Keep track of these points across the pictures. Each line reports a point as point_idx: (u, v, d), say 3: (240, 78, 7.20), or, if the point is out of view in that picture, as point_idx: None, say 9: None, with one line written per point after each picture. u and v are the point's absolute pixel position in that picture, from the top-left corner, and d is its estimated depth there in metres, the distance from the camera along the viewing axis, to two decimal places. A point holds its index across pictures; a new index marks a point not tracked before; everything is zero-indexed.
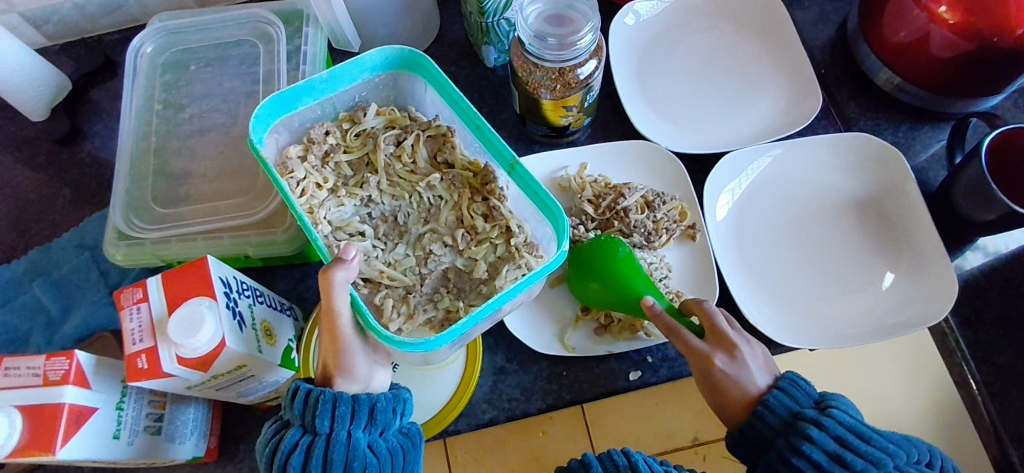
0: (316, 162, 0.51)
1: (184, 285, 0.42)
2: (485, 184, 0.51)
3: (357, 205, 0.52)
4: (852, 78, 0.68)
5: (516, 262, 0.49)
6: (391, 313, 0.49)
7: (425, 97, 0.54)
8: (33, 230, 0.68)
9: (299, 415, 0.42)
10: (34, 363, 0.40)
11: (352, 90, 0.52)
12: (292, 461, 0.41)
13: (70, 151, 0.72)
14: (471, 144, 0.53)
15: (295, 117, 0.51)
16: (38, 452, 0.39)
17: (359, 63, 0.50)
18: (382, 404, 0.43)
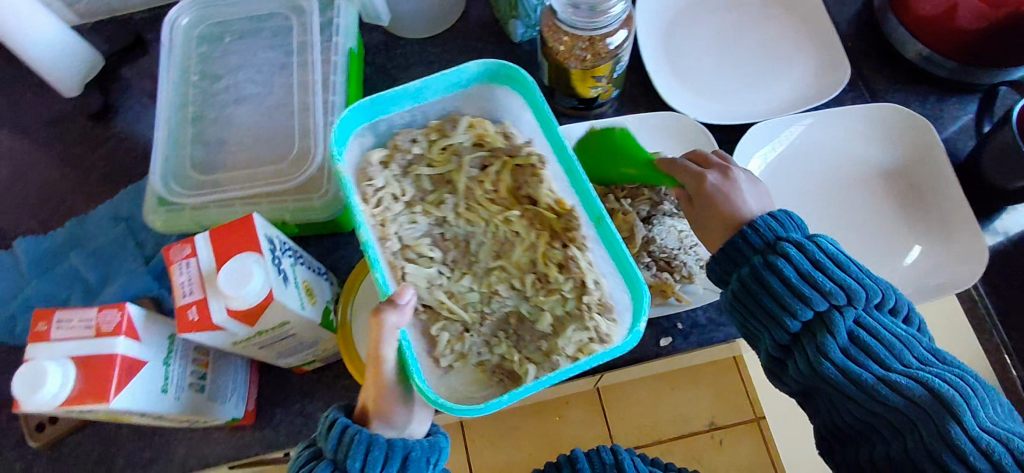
0: (397, 173, 0.53)
1: (232, 241, 0.43)
2: (567, 230, 0.51)
3: (431, 223, 0.54)
4: (879, 51, 0.69)
5: (584, 324, 0.49)
6: (444, 348, 0.50)
7: (523, 118, 0.54)
8: (71, 203, 0.70)
9: (333, 450, 0.43)
10: (87, 316, 0.42)
11: (450, 100, 0.53)
12: None
13: (103, 126, 0.73)
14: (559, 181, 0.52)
15: (387, 122, 0.52)
16: (93, 401, 0.40)
17: (457, 76, 0.51)
18: (416, 453, 0.44)
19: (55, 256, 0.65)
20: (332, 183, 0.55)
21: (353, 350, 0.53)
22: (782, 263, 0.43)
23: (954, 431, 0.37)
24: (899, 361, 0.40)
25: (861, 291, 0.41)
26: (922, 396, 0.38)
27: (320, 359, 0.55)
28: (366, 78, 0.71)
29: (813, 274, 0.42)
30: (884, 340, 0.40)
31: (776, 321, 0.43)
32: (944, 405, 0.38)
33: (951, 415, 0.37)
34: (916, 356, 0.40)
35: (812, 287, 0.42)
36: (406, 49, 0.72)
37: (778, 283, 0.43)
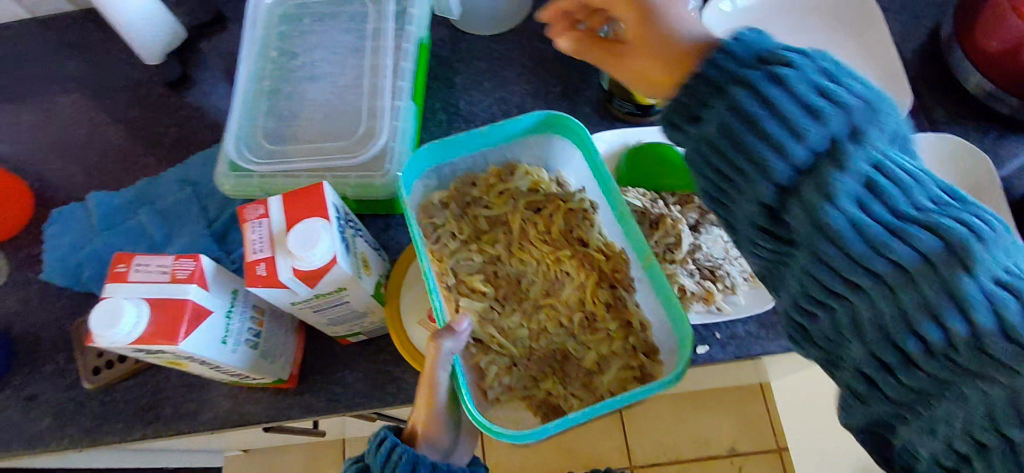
0: (456, 212, 0.59)
1: (303, 206, 0.45)
2: (618, 273, 0.55)
3: (485, 260, 0.58)
4: (941, 82, 0.68)
5: (630, 362, 0.53)
6: (492, 381, 0.53)
7: (577, 161, 0.58)
8: (142, 164, 0.74)
9: (381, 466, 0.45)
10: (164, 262, 0.45)
11: (507, 147, 0.58)
12: None
13: (179, 95, 0.77)
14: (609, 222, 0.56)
15: (449, 166, 0.57)
16: (162, 342, 0.43)
17: (516, 126, 0.55)
18: None
19: (124, 212, 0.69)
20: (394, 164, 0.57)
21: (399, 324, 0.54)
22: (747, 96, 0.37)
23: (967, 283, 0.32)
24: (897, 200, 0.34)
25: (867, 106, 0.35)
26: (925, 246, 0.33)
27: (365, 331, 0.57)
28: (431, 69, 0.73)
29: (832, 93, 0.36)
30: (887, 168, 0.35)
31: (768, 171, 0.37)
32: (957, 259, 0.32)
33: (966, 270, 0.32)
34: (929, 196, 0.34)
35: (803, 121, 0.35)
36: (471, 45, 0.74)
37: (751, 102, 0.37)
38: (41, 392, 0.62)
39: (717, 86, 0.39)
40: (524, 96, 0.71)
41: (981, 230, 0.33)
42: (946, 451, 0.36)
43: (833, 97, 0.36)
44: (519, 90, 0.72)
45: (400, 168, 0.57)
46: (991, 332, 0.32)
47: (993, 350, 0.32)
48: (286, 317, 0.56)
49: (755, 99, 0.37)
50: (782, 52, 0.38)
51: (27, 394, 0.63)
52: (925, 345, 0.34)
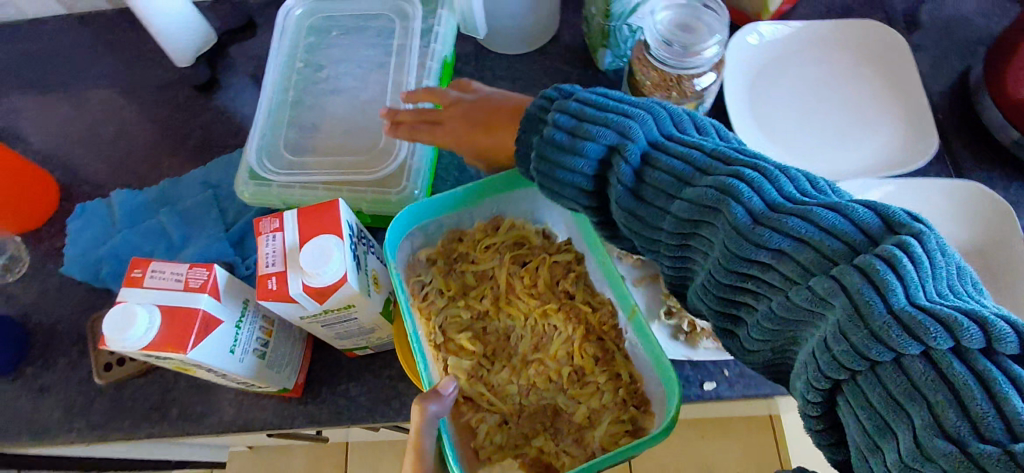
0: (443, 268, 0.58)
1: (317, 222, 0.45)
2: (606, 325, 0.54)
3: (473, 317, 0.56)
4: (970, 128, 0.67)
5: (621, 416, 0.51)
6: (483, 440, 0.52)
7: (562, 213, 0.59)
8: (166, 164, 0.75)
9: None
10: (178, 270, 0.45)
11: (494, 202, 0.58)
12: None
13: (206, 98, 0.79)
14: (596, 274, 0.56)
15: (437, 222, 0.58)
16: (171, 349, 0.43)
17: (502, 180, 0.56)
18: None
19: (145, 211, 0.70)
20: (411, 181, 0.58)
21: (405, 342, 0.54)
22: (558, 121, 0.43)
23: (759, 232, 0.34)
24: (694, 165, 0.38)
25: (612, 126, 0.41)
26: (736, 206, 0.35)
27: (371, 346, 0.57)
28: None
29: (581, 125, 0.42)
30: (679, 151, 0.39)
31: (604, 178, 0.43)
32: (710, 208, 0.36)
33: (717, 211, 0.36)
34: (733, 155, 0.38)
35: (588, 129, 0.42)
36: (495, 64, 0.74)
37: (558, 138, 0.43)
38: (53, 384, 0.64)
39: (540, 121, 0.46)
40: None
41: (786, 194, 0.35)
42: (807, 405, 0.33)
43: (623, 114, 0.42)
44: None
45: (417, 186, 0.58)
46: (775, 258, 0.34)
47: (794, 290, 0.33)
48: (294, 328, 0.56)
49: (572, 119, 0.43)
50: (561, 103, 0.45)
51: (40, 385, 0.64)
52: (763, 271, 0.34)
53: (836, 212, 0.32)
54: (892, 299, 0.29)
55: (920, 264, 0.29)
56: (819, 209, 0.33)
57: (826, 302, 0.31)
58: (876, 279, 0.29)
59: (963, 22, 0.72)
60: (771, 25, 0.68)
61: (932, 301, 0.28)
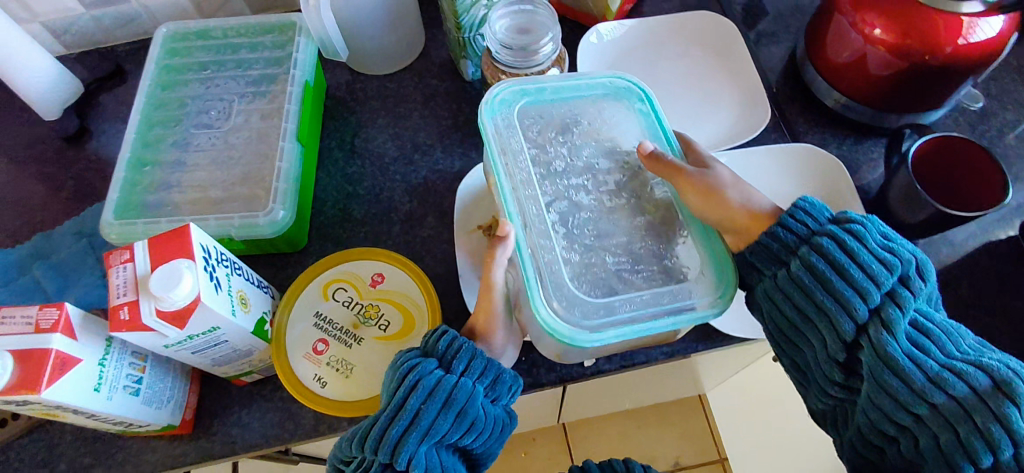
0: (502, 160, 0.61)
1: (167, 249, 0.46)
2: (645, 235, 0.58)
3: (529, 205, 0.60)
4: (803, 97, 0.74)
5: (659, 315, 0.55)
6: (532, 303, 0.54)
7: (588, 204, 0.53)
8: (40, 218, 0.73)
9: (440, 351, 0.49)
10: (28, 312, 0.45)
11: (546, 131, 0.56)
12: (422, 382, 0.47)
13: (78, 149, 0.78)
14: (627, 187, 0.54)
15: (550, 251, 0.50)
16: (25, 392, 0.43)
17: (625, 92, 0.58)
18: (505, 376, 0.50)
19: (19, 268, 0.69)
20: (277, 203, 0.59)
21: (285, 360, 0.55)
22: (820, 256, 0.47)
23: (799, 270, 0.48)
24: (801, 231, 0.49)
25: (866, 281, 0.45)
26: (827, 242, 0.47)
27: (256, 370, 0.58)
28: (327, 109, 0.75)
29: (847, 268, 0.46)
30: (797, 216, 0.49)
31: (846, 308, 0.45)
32: (881, 362, 0.44)
33: (879, 355, 0.44)
34: (916, 324, 0.44)
35: (841, 282, 0.46)
36: (366, 85, 0.77)
37: (822, 264, 0.47)
38: None
39: (792, 249, 0.49)
40: (417, 131, 0.74)
41: (927, 361, 0.43)
42: (896, 452, 0.45)
43: (840, 267, 0.46)
44: (413, 125, 0.74)
45: (282, 207, 0.59)
46: (947, 406, 0.42)
47: (956, 427, 0.41)
48: (173, 362, 0.56)
49: (828, 259, 0.47)
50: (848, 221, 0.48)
51: None
52: (955, 400, 0.42)
53: (975, 374, 0.41)
54: (872, 305, 0.45)
55: (998, 435, 0.40)
56: (974, 372, 0.42)
57: (951, 425, 0.42)
58: (979, 446, 0.41)
59: (790, 5, 0.79)
60: (609, 23, 0.74)
61: (1011, 456, 0.40)
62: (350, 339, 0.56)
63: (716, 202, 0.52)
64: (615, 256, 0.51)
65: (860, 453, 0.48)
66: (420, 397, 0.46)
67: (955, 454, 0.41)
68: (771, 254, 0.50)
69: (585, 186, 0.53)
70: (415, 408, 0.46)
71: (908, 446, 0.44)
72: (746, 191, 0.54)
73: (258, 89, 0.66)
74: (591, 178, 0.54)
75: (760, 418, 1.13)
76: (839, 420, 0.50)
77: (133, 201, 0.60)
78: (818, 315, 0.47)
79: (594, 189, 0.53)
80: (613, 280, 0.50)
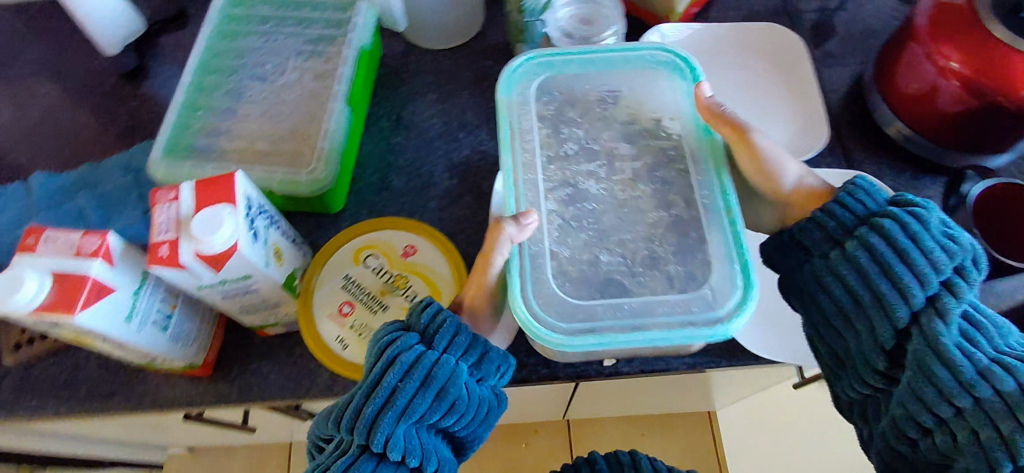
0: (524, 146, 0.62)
1: (212, 193, 0.47)
2: None
3: None
4: (863, 124, 0.71)
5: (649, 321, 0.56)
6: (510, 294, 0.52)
7: (596, 194, 0.53)
8: (90, 148, 0.75)
9: (422, 325, 0.49)
10: (71, 237, 0.46)
11: (568, 108, 0.56)
12: (402, 357, 0.47)
13: (135, 87, 0.79)
14: (652, 182, 0.54)
15: (539, 244, 0.50)
16: (61, 313, 0.44)
17: (670, 65, 0.57)
18: (491, 355, 0.50)
19: (66, 194, 0.71)
20: (320, 163, 0.59)
21: (310, 317, 0.55)
22: (879, 238, 0.47)
23: (856, 250, 0.48)
24: (858, 212, 0.50)
25: (926, 264, 0.45)
26: (888, 224, 0.47)
27: (281, 323, 0.59)
28: (379, 77, 0.75)
29: (906, 251, 0.46)
30: (856, 196, 0.50)
31: (901, 292, 0.46)
32: (930, 346, 0.44)
33: (929, 340, 0.44)
34: (966, 315, 0.45)
35: (900, 265, 0.46)
36: (420, 58, 0.77)
37: (884, 247, 0.47)
38: None
39: (850, 231, 0.49)
40: (465, 109, 0.74)
41: (975, 352, 0.44)
42: (932, 448, 0.46)
43: (901, 251, 0.46)
44: (462, 103, 0.74)
45: (326, 168, 0.59)
46: (990, 400, 0.42)
47: (998, 420, 0.42)
48: (201, 305, 0.57)
49: (889, 241, 0.47)
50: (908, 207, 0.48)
51: None
52: (1001, 395, 0.42)
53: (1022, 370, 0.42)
54: (929, 294, 0.45)
55: None
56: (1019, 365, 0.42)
57: (992, 419, 0.42)
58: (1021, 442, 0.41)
59: (862, 29, 0.77)
60: (673, 24, 0.73)
61: None
62: (376, 305, 0.56)
63: (774, 175, 0.55)
64: (611, 254, 0.51)
65: (892, 445, 0.48)
66: (398, 373, 0.47)
67: (994, 448, 0.42)
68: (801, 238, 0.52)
69: (596, 174, 0.54)
70: (392, 385, 0.46)
71: (944, 440, 0.44)
72: (798, 163, 0.56)
73: (315, 48, 0.66)
74: (605, 164, 0.55)
75: (770, 443, 1.11)
76: (873, 408, 0.50)
77: (182, 144, 0.61)
78: (871, 301, 0.47)
79: (604, 178, 0.54)
80: (612, 284, 0.50)
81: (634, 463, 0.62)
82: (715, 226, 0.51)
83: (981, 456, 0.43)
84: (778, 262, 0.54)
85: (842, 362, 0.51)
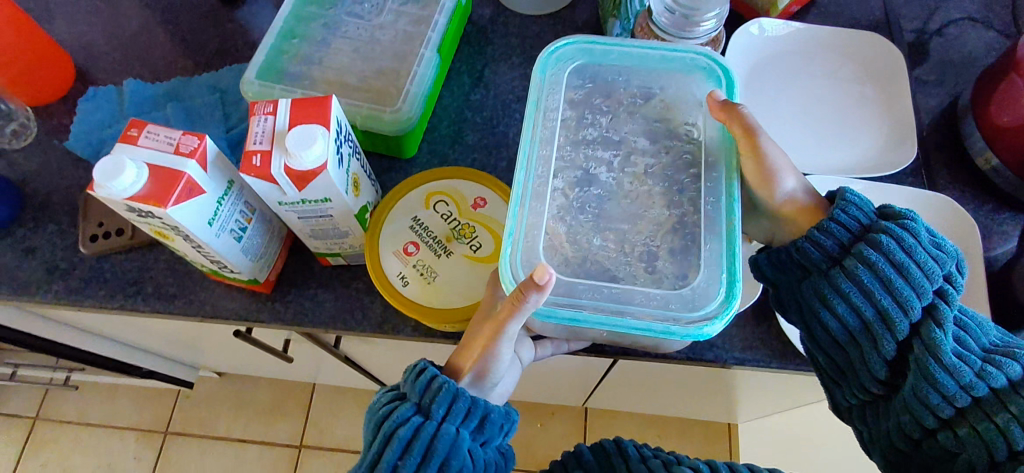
0: None
1: (308, 113, 0.48)
2: None
3: None
4: (951, 149, 0.69)
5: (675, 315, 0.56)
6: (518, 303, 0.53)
7: (604, 181, 0.51)
8: (181, 64, 0.78)
9: (419, 394, 0.50)
10: (172, 135, 0.48)
11: (594, 96, 0.54)
12: (400, 432, 0.48)
13: (229, 12, 0.81)
14: (663, 180, 0.50)
15: (538, 214, 0.49)
16: (153, 204, 0.46)
17: (706, 72, 0.55)
18: (494, 416, 0.51)
19: (156, 103, 0.74)
20: (405, 104, 0.61)
21: (376, 252, 0.57)
22: (877, 253, 0.46)
23: (856, 267, 0.46)
24: (854, 227, 0.48)
25: (919, 273, 0.45)
26: (884, 238, 0.46)
27: (343, 254, 0.60)
28: (466, 33, 0.76)
29: (904, 264, 0.45)
30: (847, 210, 0.48)
31: (900, 303, 0.45)
32: (927, 351, 0.44)
33: (927, 347, 0.44)
34: (955, 318, 0.45)
35: (896, 278, 0.45)
36: (509, 21, 0.77)
37: (882, 262, 0.45)
38: (40, 246, 0.66)
39: (847, 245, 0.47)
40: None
41: (967, 352, 0.44)
42: (937, 447, 0.45)
43: (898, 265, 0.45)
44: None
45: (410, 110, 0.61)
46: (989, 397, 0.43)
47: (998, 416, 0.42)
48: (273, 224, 0.59)
49: (886, 254, 0.45)
50: (895, 212, 0.48)
51: (26, 246, 0.66)
52: (996, 390, 0.43)
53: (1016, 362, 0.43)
54: (925, 303, 0.45)
55: None
56: (1006, 360, 0.43)
57: (989, 415, 0.43)
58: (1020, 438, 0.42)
59: (961, 54, 0.75)
60: (772, 19, 0.72)
61: None
62: (440, 249, 0.57)
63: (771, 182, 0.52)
64: (604, 238, 0.49)
65: (895, 444, 0.48)
66: (396, 451, 0.47)
67: (996, 443, 0.42)
68: (809, 263, 0.49)
69: (609, 161, 0.51)
70: (392, 464, 0.47)
71: (948, 438, 0.44)
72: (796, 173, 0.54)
73: None
74: (621, 153, 0.52)
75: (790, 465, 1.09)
76: (871, 413, 0.50)
77: (275, 67, 0.63)
78: (875, 319, 0.46)
79: (617, 167, 0.51)
80: (603, 264, 0.48)
81: (621, 451, 0.56)
82: (712, 238, 0.48)
83: (984, 450, 0.43)
84: (777, 277, 0.52)
85: (842, 371, 0.49)
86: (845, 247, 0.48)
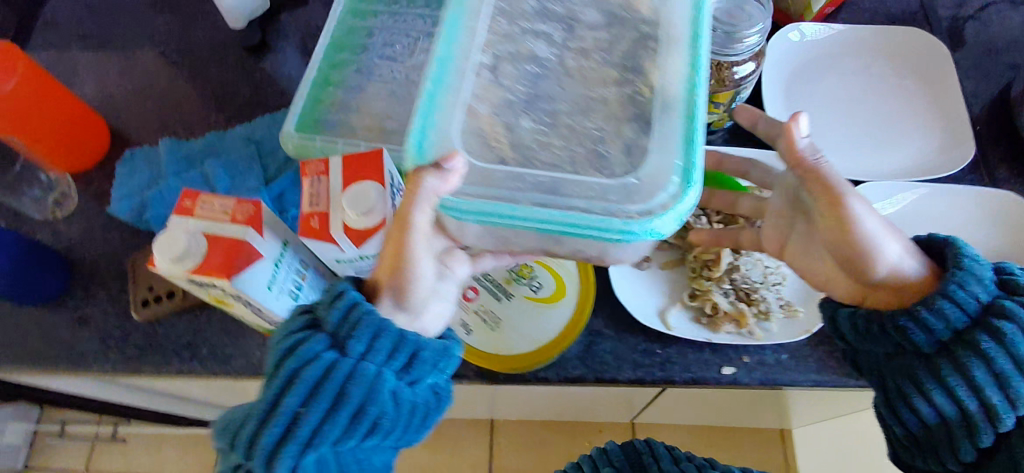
0: None
1: (360, 169, 0.47)
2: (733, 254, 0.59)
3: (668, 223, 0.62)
4: (1008, 142, 0.67)
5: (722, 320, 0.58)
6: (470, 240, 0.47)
7: (544, 57, 0.46)
8: (213, 118, 0.78)
9: (333, 324, 0.43)
10: (226, 204, 0.47)
11: None
12: (308, 371, 0.41)
13: (256, 61, 0.81)
14: (606, 55, 0.46)
15: (459, 93, 0.44)
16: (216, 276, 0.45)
17: None
18: (426, 354, 0.45)
19: (191, 161, 0.72)
20: None
21: None
22: (997, 343, 0.43)
23: (969, 357, 0.44)
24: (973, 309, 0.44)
25: None
26: (1007, 328, 0.43)
27: None
28: None
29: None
30: (968, 288, 0.44)
31: (1009, 393, 0.43)
32: None
33: None
34: None
35: (1013, 371, 0.43)
36: None
37: (1000, 353, 0.43)
38: (92, 316, 0.66)
39: (961, 329, 0.45)
40: None
41: None
42: None
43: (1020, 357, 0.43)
44: None
45: None
46: None
47: None
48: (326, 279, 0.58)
49: (1007, 345, 0.43)
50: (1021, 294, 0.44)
51: (78, 317, 0.66)
52: None
53: None
54: None
55: None
56: None
57: None
58: None
59: (1007, 40, 0.72)
60: (812, 24, 0.71)
61: None
62: None
63: (860, 249, 0.47)
64: (535, 119, 0.44)
65: None
66: (298, 397, 0.41)
67: None
68: (904, 339, 0.46)
69: (550, 35, 0.46)
70: (292, 411, 0.41)
71: None
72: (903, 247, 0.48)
73: None
74: (565, 27, 0.47)
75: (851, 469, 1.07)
76: None
77: (313, 118, 0.62)
78: (977, 411, 0.43)
79: (557, 40, 0.46)
80: (536, 157, 0.44)
81: (653, 450, 0.59)
82: (670, 111, 0.43)
83: None
84: (861, 340, 0.50)
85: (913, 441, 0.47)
86: (959, 331, 0.45)
